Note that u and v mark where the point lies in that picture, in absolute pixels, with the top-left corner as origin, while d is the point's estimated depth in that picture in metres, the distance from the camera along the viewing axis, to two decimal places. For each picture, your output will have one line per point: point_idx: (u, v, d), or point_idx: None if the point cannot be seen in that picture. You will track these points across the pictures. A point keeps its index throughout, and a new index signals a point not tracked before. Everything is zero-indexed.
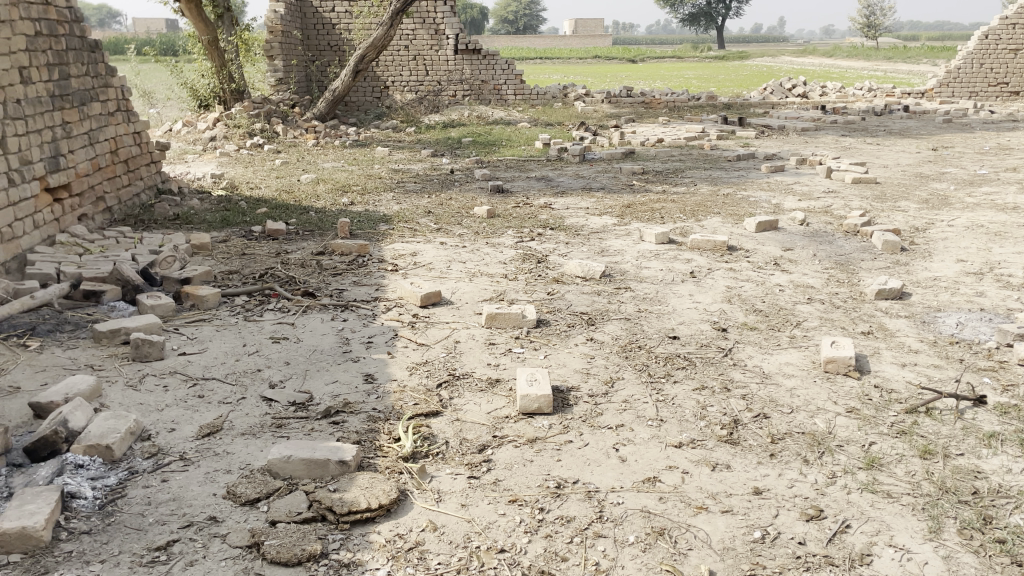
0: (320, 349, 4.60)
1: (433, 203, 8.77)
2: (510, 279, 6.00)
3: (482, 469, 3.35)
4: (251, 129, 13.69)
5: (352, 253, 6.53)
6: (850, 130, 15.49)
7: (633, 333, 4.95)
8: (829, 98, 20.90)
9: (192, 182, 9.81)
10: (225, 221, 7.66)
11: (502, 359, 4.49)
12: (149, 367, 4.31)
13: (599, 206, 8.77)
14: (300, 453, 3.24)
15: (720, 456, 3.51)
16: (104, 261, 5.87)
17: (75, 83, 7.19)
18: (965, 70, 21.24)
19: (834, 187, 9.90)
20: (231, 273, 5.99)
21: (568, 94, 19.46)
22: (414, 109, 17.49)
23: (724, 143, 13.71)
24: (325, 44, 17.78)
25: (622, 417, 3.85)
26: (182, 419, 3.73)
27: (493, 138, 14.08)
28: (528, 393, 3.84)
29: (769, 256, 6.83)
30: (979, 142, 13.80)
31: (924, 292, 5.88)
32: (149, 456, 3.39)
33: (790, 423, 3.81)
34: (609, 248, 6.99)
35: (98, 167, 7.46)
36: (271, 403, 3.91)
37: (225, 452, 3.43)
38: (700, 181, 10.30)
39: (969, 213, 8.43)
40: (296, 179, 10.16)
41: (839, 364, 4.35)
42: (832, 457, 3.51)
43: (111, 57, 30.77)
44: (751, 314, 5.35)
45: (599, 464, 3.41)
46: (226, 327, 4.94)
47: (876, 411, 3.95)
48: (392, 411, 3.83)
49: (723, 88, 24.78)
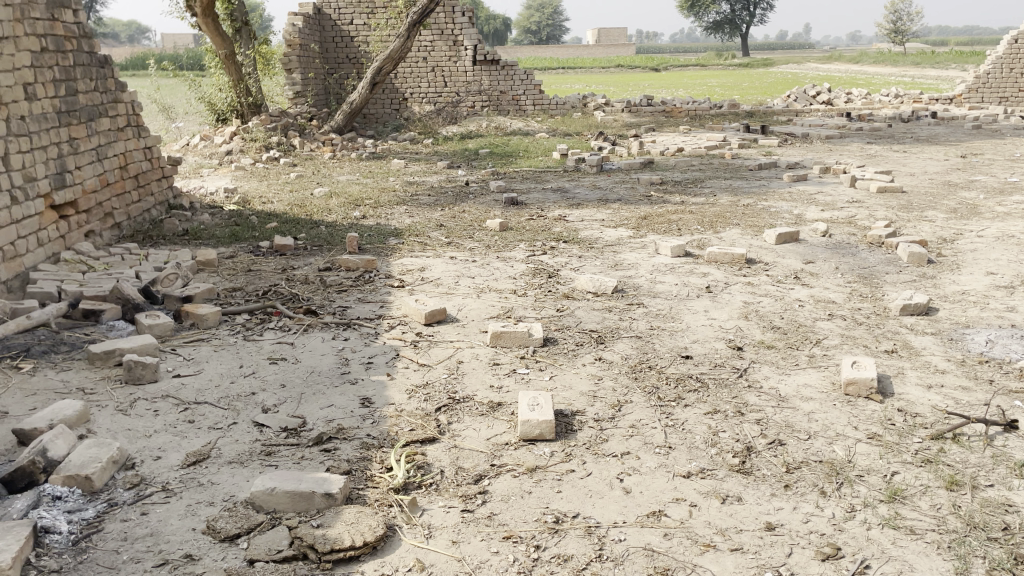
0: (318, 370, 4.46)
1: (445, 216, 8.64)
2: (519, 295, 5.83)
3: (476, 502, 3.17)
4: (267, 143, 13.68)
5: (359, 268, 6.39)
6: (876, 138, 15.16)
7: (644, 352, 4.75)
8: (855, 105, 20.53)
9: (206, 197, 9.78)
10: (234, 236, 7.58)
11: (506, 381, 4.32)
12: (141, 390, 4.19)
13: (615, 218, 8.58)
14: (285, 485, 3.08)
15: (731, 487, 3.30)
16: (107, 278, 5.80)
17: (83, 98, 7.16)
18: (994, 75, 20.79)
19: (858, 197, 9.62)
20: (234, 290, 5.88)
21: (588, 103, 19.31)
22: (433, 121, 17.43)
23: (746, 152, 13.48)
24: (344, 56, 17.78)
25: (628, 444, 3.65)
26: (169, 447, 3.59)
27: (510, 149, 13.95)
28: (529, 418, 3.66)
29: (788, 269, 6.60)
30: (1010, 149, 13.42)
31: (952, 307, 5.62)
32: (130, 487, 3.25)
33: (807, 451, 3.59)
34: (623, 261, 6.80)
35: (107, 183, 7.42)
36: (262, 429, 3.76)
37: (210, 483, 3.29)
38: (719, 191, 10.07)
39: (999, 222, 8.13)
40: (309, 193, 10.08)
41: (860, 386, 4.13)
42: (851, 489, 3.28)
43: (132, 73, 31.15)
44: (768, 332, 5.13)
45: (601, 497, 3.21)
46: (225, 347, 4.82)
47: (899, 437, 3.72)
48: (387, 437, 3.67)
49: (746, 95, 24.53)
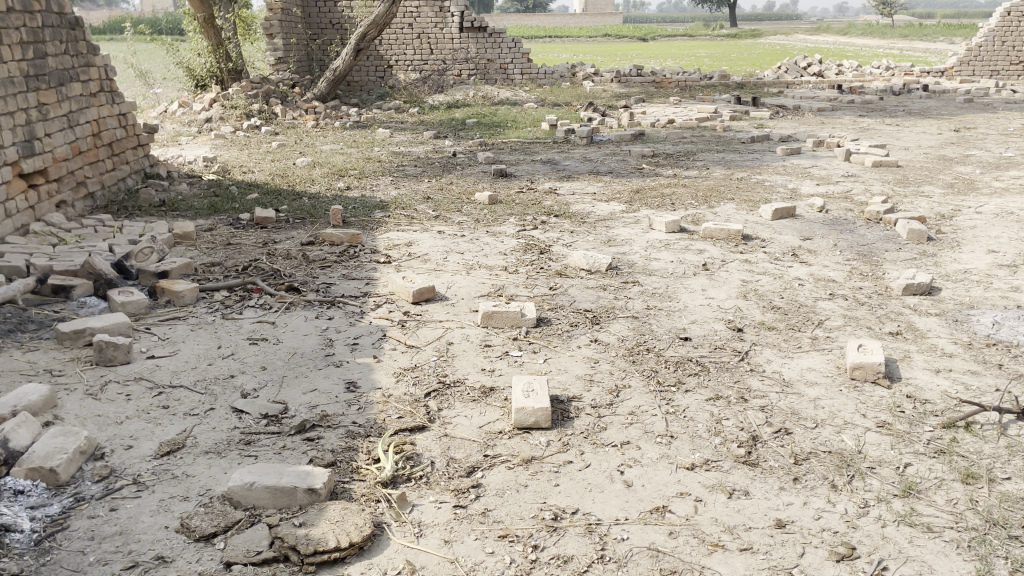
0: (301, 352, 4.24)
1: (432, 188, 8.39)
2: (510, 272, 5.62)
3: (469, 497, 2.99)
4: (248, 110, 13.31)
5: (343, 243, 6.15)
6: (868, 111, 14.96)
7: (641, 334, 4.56)
8: (846, 77, 20.31)
9: (184, 165, 9.47)
10: (213, 208, 7.29)
11: (498, 364, 4.13)
12: (113, 372, 3.97)
13: (606, 191, 8.36)
14: (265, 480, 2.88)
15: (738, 480, 3.13)
16: (78, 252, 5.53)
17: (53, 62, 6.84)
18: (986, 48, 20.59)
19: (853, 171, 9.44)
20: (213, 265, 5.63)
21: (576, 73, 18.98)
22: (419, 89, 17.05)
23: (738, 124, 13.26)
24: (326, 21, 17.32)
25: (628, 433, 3.47)
26: (141, 435, 3.38)
27: (498, 119, 13.66)
28: (524, 405, 3.47)
29: (786, 246, 6.42)
30: (1003, 123, 13.26)
31: (955, 287, 5.47)
32: (98, 480, 3.04)
33: (815, 441, 3.43)
34: (616, 237, 6.60)
35: (78, 151, 7.11)
36: (241, 416, 3.55)
37: (185, 475, 3.08)
38: (712, 164, 9.86)
39: (998, 198, 7.98)
40: (292, 162, 9.79)
41: (868, 370, 3.96)
42: (863, 482, 3.12)
43: (103, 37, 30.26)
44: (768, 312, 4.96)
45: (601, 491, 3.04)
46: (202, 326, 4.59)
47: (909, 425, 3.56)
48: (374, 426, 3.46)
49: (736, 66, 24.25)
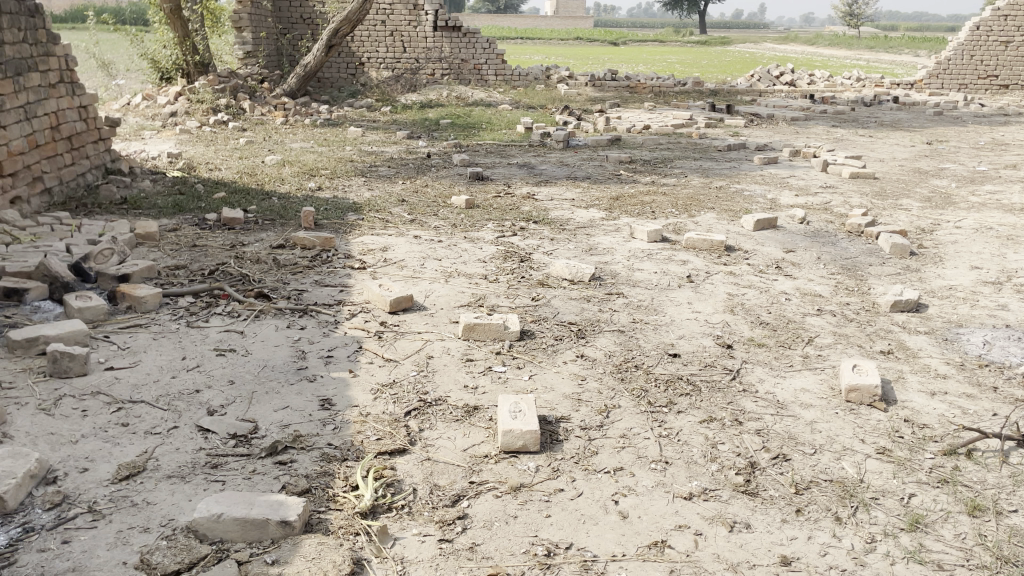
0: (271, 365, 4.00)
1: (407, 191, 8.15)
2: (490, 281, 5.42)
3: (456, 529, 2.78)
4: (215, 105, 12.94)
5: (315, 246, 5.91)
6: (841, 121, 15.00)
7: (628, 349, 4.39)
8: (818, 87, 20.44)
9: (147, 161, 9.13)
10: (178, 207, 7.00)
11: (482, 381, 3.93)
12: (68, 385, 3.69)
13: (585, 197, 8.20)
14: (234, 511, 2.66)
15: (738, 512, 2.97)
16: (34, 252, 5.22)
17: (10, 50, 6.52)
18: (955, 61, 20.86)
19: (831, 182, 9.40)
20: (177, 268, 5.36)
21: (551, 75, 18.84)
22: (391, 87, 16.77)
23: (713, 131, 13.21)
24: (297, 16, 16.98)
25: (620, 458, 3.30)
26: (98, 457, 3.12)
27: (472, 120, 13.45)
28: (511, 428, 3.27)
29: (769, 258, 6.31)
30: (974, 136, 13.38)
31: (942, 304, 5.39)
32: (50, 507, 2.79)
33: (815, 468, 3.28)
34: (597, 246, 6.43)
35: (35, 144, 6.77)
36: (207, 436, 3.30)
37: (146, 502, 2.84)
38: (690, 172, 9.76)
39: (976, 213, 7.97)
40: (261, 160, 9.49)
41: (863, 393, 3.83)
42: (868, 515, 2.98)
43: (59, 25, 29.28)
44: (757, 328, 4.82)
45: (595, 524, 2.85)
46: (165, 335, 4.32)
47: (910, 452, 3.43)
48: (351, 448, 3.25)
49: (708, 73, 24.30)
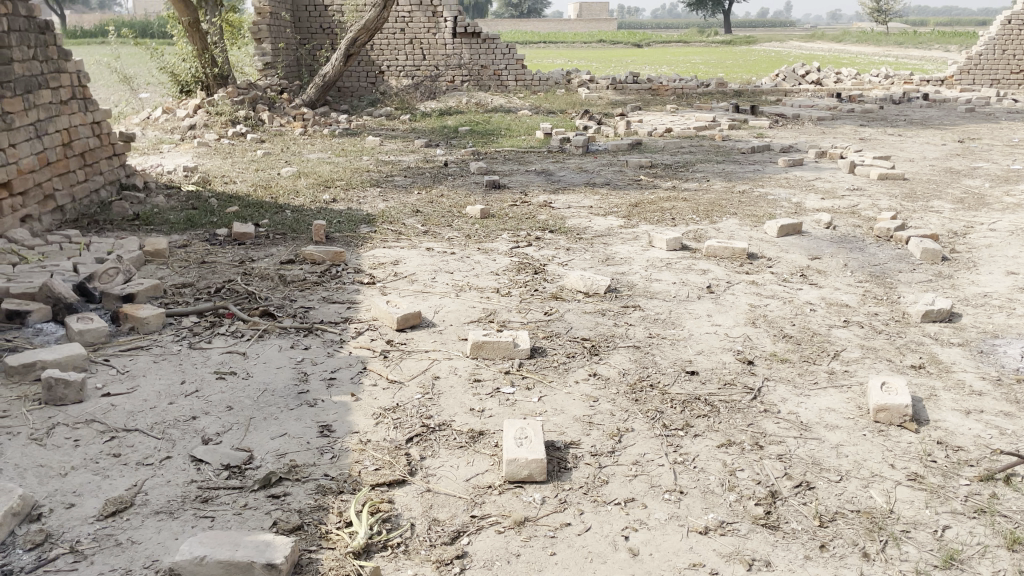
0: (272, 389, 3.87)
1: (422, 201, 8.01)
2: (502, 295, 5.26)
3: (454, 570, 2.62)
4: (234, 117, 12.92)
5: (324, 261, 5.78)
6: (868, 120, 14.63)
7: (643, 367, 4.21)
8: (845, 85, 20.03)
9: (162, 175, 9.09)
10: (189, 222, 6.92)
11: (489, 403, 3.76)
12: (62, 413, 3.58)
13: (603, 204, 8.01)
14: (217, 553, 2.52)
15: (757, 548, 2.77)
16: (40, 272, 5.15)
17: (20, 68, 6.49)
18: (987, 56, 20.34)
19: (859, 184, 9.11)
20: (183, 286, 5.26)
21: (571, 80, 18.65)
22: (410, 95, 16.69)
23: (737, 133, 12.94)
24: (317, 26, 16.98)
25: (632, 487, 3.12)
26: (86, 491, 3.01)
27: (491, 127, 13.31)
28: (516, 457, 3.11)
29: (794, 266, 6.08)
30: (1008, 133, 12.98)
31: (976, 313, 5.13)
32: (31, 548, 2.67)
33: (841, 497, 3.08)
34: (614, 255, 6.24)
35: (47, 162, 6.73)
36: (200, 467, 3.18)
37: (130, 541, 2.71)
38: (713, 176, 9.53)
39: (1010, 214, 7.66)
40: (276, 172, 9.43)
41: (892, 413, 3.62)
42: (898, 550, 2.77)
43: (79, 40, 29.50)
44: (780, 342, 4.60)
45: (603, 562, 2.67)
46: (166, 357, 4.21)
47: (943, 478, 3.21)
48: (348, 480, 3.10)
49: (732, 73, 23.94)
